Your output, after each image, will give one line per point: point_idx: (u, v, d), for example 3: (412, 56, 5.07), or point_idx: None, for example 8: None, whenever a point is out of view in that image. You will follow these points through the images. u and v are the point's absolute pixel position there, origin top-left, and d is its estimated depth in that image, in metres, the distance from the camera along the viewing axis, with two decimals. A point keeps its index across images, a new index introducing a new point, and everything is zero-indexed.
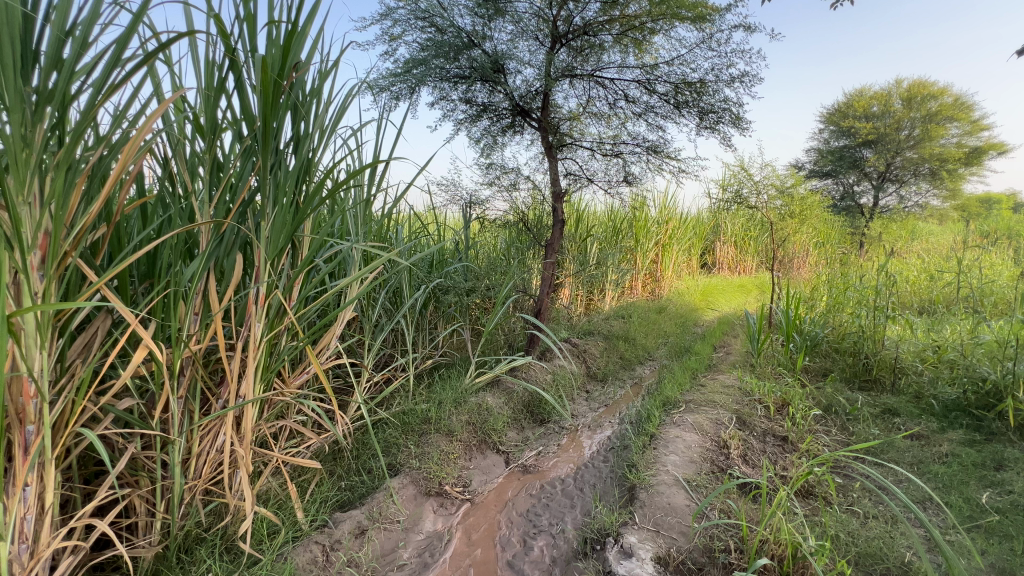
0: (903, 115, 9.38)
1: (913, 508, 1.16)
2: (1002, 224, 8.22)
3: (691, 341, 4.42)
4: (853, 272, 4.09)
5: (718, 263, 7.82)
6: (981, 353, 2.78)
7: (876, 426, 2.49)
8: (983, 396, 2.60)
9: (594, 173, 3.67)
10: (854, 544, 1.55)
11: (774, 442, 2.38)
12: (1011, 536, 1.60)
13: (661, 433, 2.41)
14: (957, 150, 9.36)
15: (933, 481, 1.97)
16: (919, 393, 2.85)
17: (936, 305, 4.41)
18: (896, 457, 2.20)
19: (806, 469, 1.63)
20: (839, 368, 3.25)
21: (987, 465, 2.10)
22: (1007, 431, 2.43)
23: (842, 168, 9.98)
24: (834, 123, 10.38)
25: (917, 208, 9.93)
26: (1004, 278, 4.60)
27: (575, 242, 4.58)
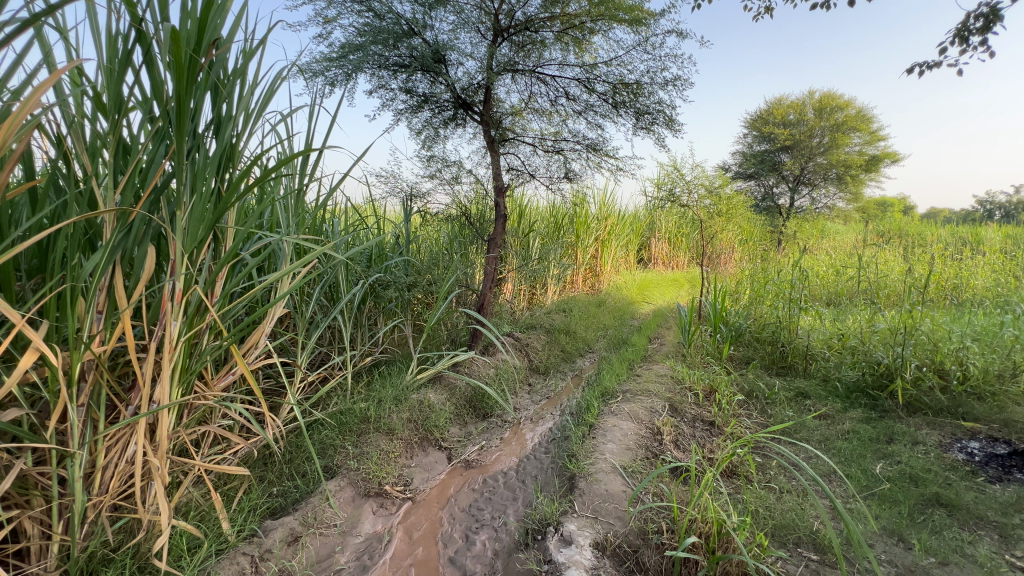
0: (815, 124, 10.24)
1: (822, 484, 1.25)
2: (893, 224, 9.25)
3: (628, 332, 4.60)
4: (772, 267, 4.42)
5: (653, 258, 8.19)
6: (877, 340, 3.11)
7: (790, 408, 2.72)
8: (878, 377, 2.92)
9: (535, 168, 3.70)
10: (771, 518, 1.68)
11: (703, 427, 2.53)
12: (900, 501, 1.81)
13: (600, 422, 2.50)
14: (860, 157, 10.37)
15: (837, 455, 2.19)
16: (827, 376, 3.14)
17: (841, 297, 4.87)
18: (807, 436, 2.41)
19: (730, 451, 1.75)
20: (759, 356, 3.52)
21: (881, 439, 2.36)
22: (896, 409, 2.75)
23: (763, 171, 10.78)
24: (756, 129, 11.18)
25: (826, 209, 10.93)
26: (896, 272, 5.18)
27: (517, 237, 4.61)
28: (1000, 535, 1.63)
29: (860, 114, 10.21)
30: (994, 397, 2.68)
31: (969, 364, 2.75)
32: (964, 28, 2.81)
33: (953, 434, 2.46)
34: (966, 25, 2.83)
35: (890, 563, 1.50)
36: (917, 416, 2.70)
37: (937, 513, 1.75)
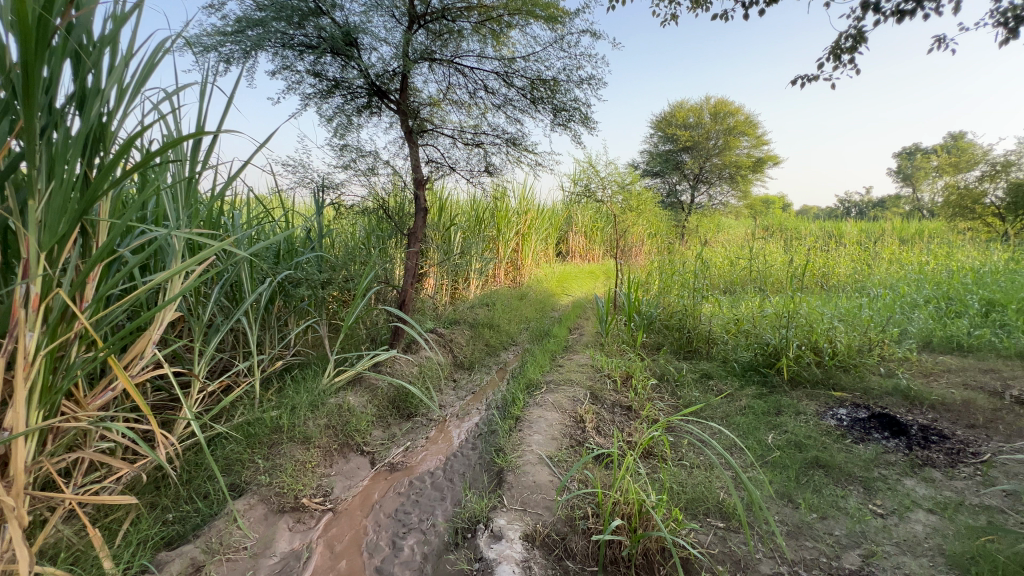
0: (711, 127, 11.20)
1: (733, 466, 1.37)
2: (775, 220, 10.41)
3: (549, 324, 4.72)
4: (678, 259, 4.77)
5: (571, 251, 8.48)
6: (766, 323, 3.48)
7: (696, 389, 2.96)
8: (767, 357, 3.26)
9: (455, 161, 3.64)
10: (684, 492, 1.81)
11: (621, 412, 2.66)
12: (787, 465, 2.04)
13: (525, 415, 2.54)
14: (748, 159, 11.50)
15: (736, 429, 2.42)
16: (726, 358, 3.46)
17: (736, 285, 5.39)
18: (711, 414, 2.64)
19: (648, 435, 1.86)
20: (668, 342, 3.78)
21: (771, 412, 2.64)
22: (782, 384, 3.10)
23: (667, 169, 11.59)
24: (660, 130, 11.98)
25: (721, 206, 12.02)
26: (779, 262, 5.83)
27: (438, 231, 4.53)
28: (864, 487, 1.90)
29: (748, 120, 11.30)
30: (856, 369, 3.12)
31: (837, 342, 3.18)
32: (836, 47, 3.19)
33: (826, 403, 2.82)
34: (838, 45, 3.22)
35: (782, 522, 1.69)
36: (799, 389, 3.06)
37: (817, 473, 2.00)
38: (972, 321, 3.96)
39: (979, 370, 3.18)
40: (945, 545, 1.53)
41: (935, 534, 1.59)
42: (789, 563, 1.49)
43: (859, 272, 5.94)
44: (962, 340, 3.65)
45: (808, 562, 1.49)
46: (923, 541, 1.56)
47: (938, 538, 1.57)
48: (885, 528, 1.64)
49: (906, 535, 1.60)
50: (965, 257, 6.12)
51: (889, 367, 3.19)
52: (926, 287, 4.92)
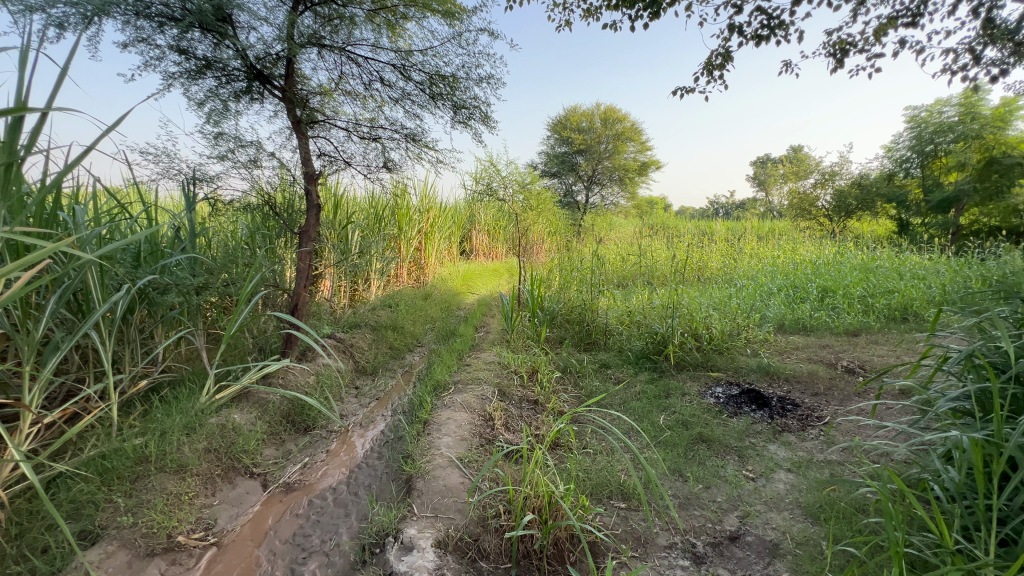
0: (601, 132, 11.94)
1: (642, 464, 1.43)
2: (659, 219, 11.41)
3: (455, 323, 4.69)
4: (576, 256, 5.00)
5: (475, 249, 8.50)
6: (654, 314, 3.79)
7: (596, 379, 3.13)
8: (657, 345, 3.56)
9: (351, 155, 3.43)
10: (589, 479, 1.90)
11: (528, 406, 2.72)
12: (677, 443, 2.25)
13: (433, 417, 2.48)
14: (635, 162, 12.46)
15: (633, 414, 2.60)
16: (621, 348, 3.71)
17: (628, 279, 5.81)
18: (611, 402, 2.80)
19: (555, 428, 1.92)
20: (570, 335, 3.95)
21: (661, 395, 2.89)
22: (670, 368, 3.40)
23: (564, 170, 12.14)
24: (556, 133, 12.50)
25: (612, 206, 12.89)
26: (664, 257, 6.39)
27: (334, 229, 4.25)
28: (739, 456, 2.15)
29: (633, 127, 12.20)
30: (728, 351, 3.54)
31: (713, 328, 3.57)
32: (708, 64, 3.56)
33: (706, 383, 3.16)
34: (709, 61, 3.59)
35: (674, 496, 1.84)
36: (683, 371, 3.39)
37: (701, 448, 2.22)
38: (813, 305, 4.70)
39: (819, 346, 3.79)
40: (801, 498, 1.78)
41: (793, 490, 1.85)
42: (681, 533, 1.63)
43: (727, 265, 6.74)
44: (806, 321, 4.32)
45: (697, 529, 1.65)
46: (785, 498, 1.80)
47: (796, 492, 1.83)
48: (756, 490, 1.87)
49: (772, 493, 1.84)
50: (805, 251, 7.26)
51: (754, 348, 3.66)
52: (778, 277, 5.74)
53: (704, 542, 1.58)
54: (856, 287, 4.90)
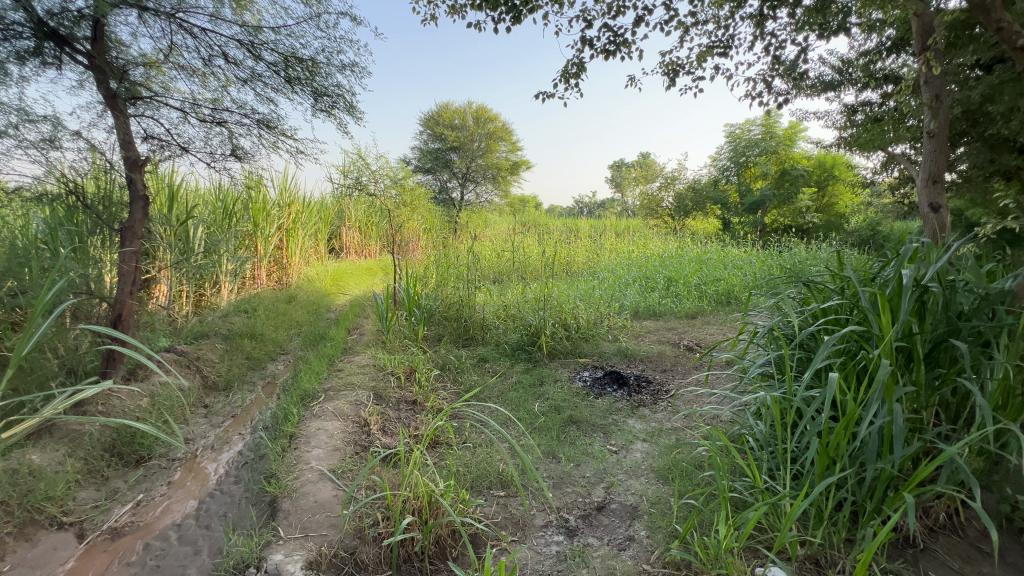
0: (474, 131, 12.10)
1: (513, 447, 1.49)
2: (531, 217, 11.97)
3: (325, 326, 4.36)
4: (452, 252, 5.00)
5: (344, 246, 8.01)
6: (528, 307, 3.98)
7: (475, 373, 3.18)
8: (531, 336, 3.74)
9: (189, 140, 2.98)
10: (469, 472, 1.92)
11: (406, 407, 2.65)
12: (550, 427, 2.39)
13: (301, 430, 2.28)
14: (507, 162, 12.84)
15: (510, 404, 2.70)
16: (498, 341, 3.81)
17: (503, 275, 5.99)
18: (489, 395, 2.87)
19: (433, 426, 1.90)
20: (448, 332, 3.94)
21: (536, 383, 3.04)
22: (543, 358, 3.60)
23: (438, 167, 12.08)
24: (429, 128, 12.33)
25: (487, 204, 13.15)
26: (535, 253, 6.72)
27: (169, 225, 3.65)
28: (604, 432, 2.37)
29: (504, 127, 12.54)
30: (593, 338, 3.87)
31: (580, 317, 3.87)
32: (564, 73, 3.81)
33: (575, 368, 3.41)
34: (565, 71, 3.84)
35: (549, 477, 1.96)
36: (556, 360, 3.61)
37: (571, 429, 2.40)
38: (661, 293, 5.36)
39: (666, 329, 4.34)
40: (653, 463, 2.02)
41: (648, 457, 2.10)
42: (556, 511, 1.74)
43: (592, 260, 7.34)
44: (655, 307, 4.90)
45: (570, 504, 1.77)
46: (641, 464, 2.03)
47: (649, 458, 2.07)
48: (618, 461, 2.08)
49: (631, 462, 2.06)
50: (654, 246, 8.24)
51: (615, 334, 4.06)
52: (633, 270, 6.43)
53: (576, 516, 1.71)
54: (693, 277, 5.71)
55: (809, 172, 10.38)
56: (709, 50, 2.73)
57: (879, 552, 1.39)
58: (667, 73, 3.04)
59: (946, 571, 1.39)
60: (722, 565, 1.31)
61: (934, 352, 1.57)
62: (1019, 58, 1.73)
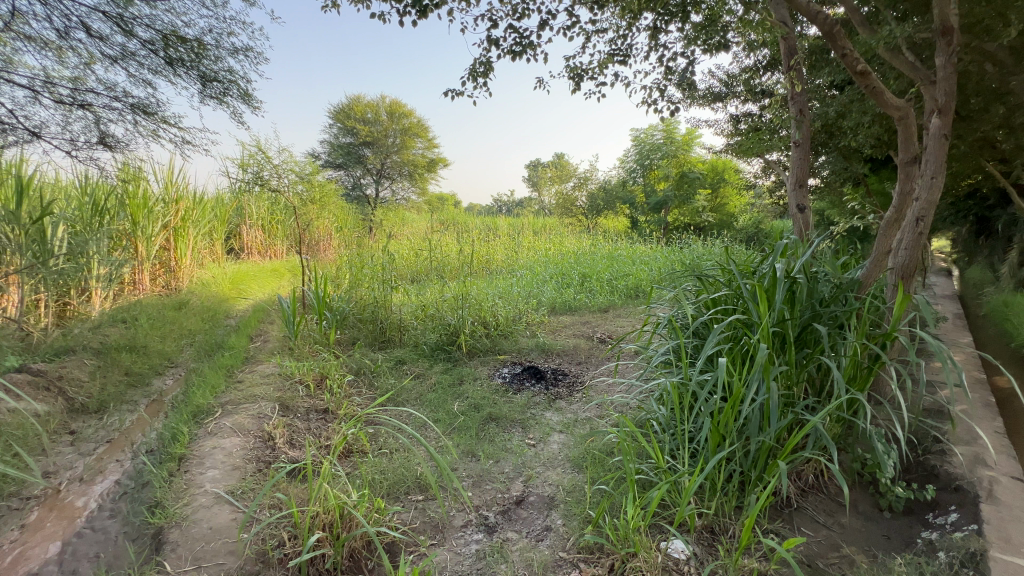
0: (388, 126, 11.71)
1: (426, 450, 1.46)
2: (450, 214, 11.86)
3: (223, 334, 3.97)
4: (365, 251, 4.79)
5: (246, 247, 7.33)
6: (446, 306, 3.94)
7: (391, 376, 3.08)
8: (450, 336, 3.71)
9: (42, 125, 2.56)
10: (385, 479, 1.86)
11: (317, 417, 2.50)
12: (470, 426, 2.38)
13: (193, 451, 2.06)
14: (423, 159, 12.54)
15: (429, 406, 2.66)
16: (417, 342, 3.73)
17: (421, 274, 5.85)
18: (406, 397, 2.80)
19: (343, 434, 1.80)
20: (363, 336, 3.78)
21: (455, 383, 3.02)
22: (462, 356, 3.58)
23: (350, 162, 11.54)
24: (339, 121, 11.71)
25: (404, 201, 12.79)
26: (454, 252, 6.67)
27: (18, 223, 3.10)
28: (522, 427, 2.41)
29: (420, 123, 12.25)
30: (512, 334, 3.93)
31: (498, 315, 3.93)
32: (471, 73, 3.78)
33: (495, 366, 3.44)
34: (472, 70, 3.81)
35: (468, 476, 1.96)
36: (475, 358, 3.60)
37: (490, 426, 2.41)
38: (576, 289, 5.58)
39: (581, 323, 4.52)
40: (569, 452, 2.10)
41: (564, 447, 2.17)
42: (475, 509, 1.74)
43: (510, 257, 7.44)
44: (571, 303, 5.09)
45: (489, 501, 1.79)
46: (558, 455, 2.10)
47: (565, 449, 2.15)
48: (535, 454, 2.13)
49: (548, 454, 2.11)
50: (569, 243, 8.55)
51: (533, 330, 4.16)
52: (549, 267, 6.62)
53: (495, 512, 1.73)
54: (605, 272, 6.01)
55: (704, 175, 11.38)
56: (609, 58, 2.86)
57: (763, 516, 1.57)
58: (572, 78, 3.16)
59: (815, 525, 1.61)
60: (631, 544, 1.39)
61: (801, 335, 1.80)
62: (859, 81, 2.01)
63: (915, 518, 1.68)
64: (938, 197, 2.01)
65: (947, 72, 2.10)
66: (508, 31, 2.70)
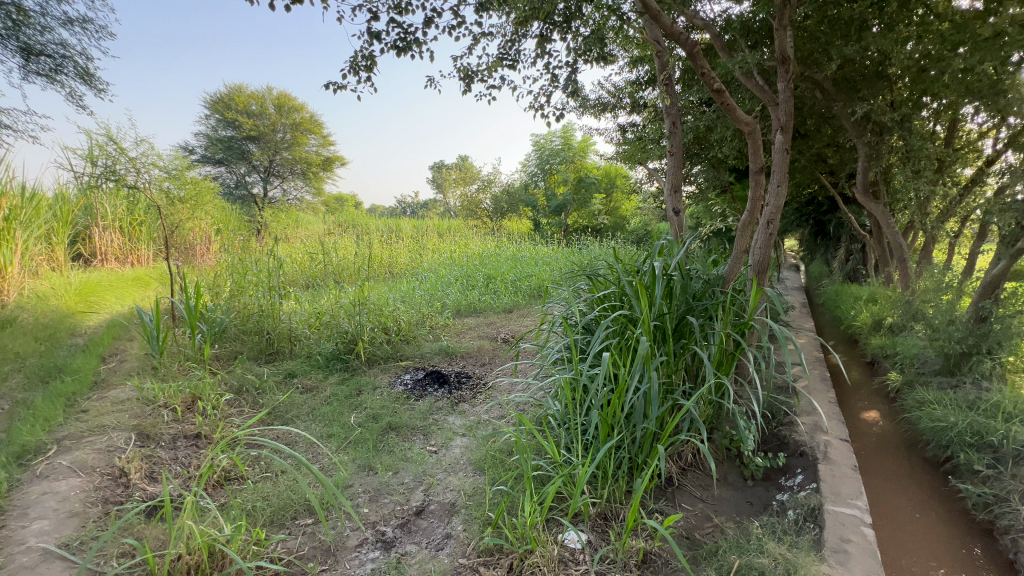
0: (276, 119, 10.79)
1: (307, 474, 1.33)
2: (349, 216, 11.27)
3: (64, 356, 3.33)
4: (248, 254, 4.34)
5: (98, 253, 6.06)
6: (343, 313, 3.73)
7: (279, 392, 2.82)
8: (347, 344, 3.50)
9: None
10: (268, 506, 1.69)
11: (186, 444, 2.20)
12: (368, 438, 2.26)
13: (15, 500, 1.70)
14: (318, 157, 11.71)
15: (322, 420, 2.48)
16: (310, 352, 3.48)
17: (315, 279, 5.46)
18: (296, 413, 2.59)
19: (210, 462, 1.60)
20: (247, 349, 3.41)
21: (353, 394, 2.85)
22: (361, 365, 3.39)
23: (232, 158, 10.42)
24: (217, 111, 10.54)
25: (297, 201, 11.87)
26: (353, 255, 6.33)
27: None
28: (424, 434, 2.35)
29: (313, 118, 11.44)
30: (414, 339, 3.83)
31: (400, 320, 3.81)
32: None
33: (396, 373, 3.31)
34: None
35: (364, 491, 1.85)
36: (375, 366, 3.44)
37: (390, 436, 2.31)
38: (481, 290, 5.61)
39: (485, 325, 4.54)
40: (471, 456, 2.08)
41: (467, 451, 2.15)
42: (372, 526, 1.65)
43: (414, 260, 7.25)
44: (476, 305, 5.09)
45: (386, 515, 1.70)
46: (460, 459, 2.08)
47: (467, 452, 2.13)
48: (437, 460, 2.08)
49: (450, 460, 2.08)
50: (474, 245, 8.57)
51: (436, 333, 4.09)
52: (455, 269, 6.57)
53: (393, 526, 1.65)
54: (509, 274, 6.10)
55: (599, 181, 12.12)
56: (498, 61, 2.90)
57: (648, 497, 1.69)
58: (463, 78, 3.15)
59: (693, 499, 1.77)
60: (528, 541, 1.41)
61: (678, 326, 1.98)
62: (716, 98, 2.26)
63: (772, 483, 1.93)
64: (783, 203, 2.33)
65: (787, 95, 2.44)
66: (392, 25, 2.62)
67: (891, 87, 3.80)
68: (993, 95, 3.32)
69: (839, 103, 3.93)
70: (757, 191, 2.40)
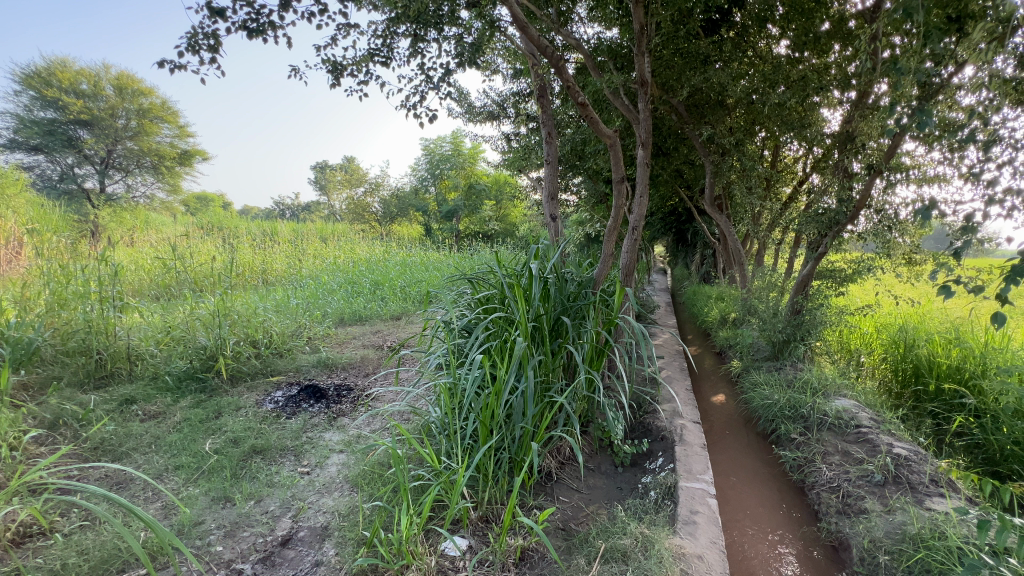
0: (116, 103, 9.20)
1: (129, 532, 1.09)
2: (214, 218, 10.01)
3: None
4: (68, 256, 3.55)
5: None
6: (199, 325, 3.29)
7: (111, 422, 2.37)
8: (204, 361, 3.08)
9: None
10: (84, 563, 1.41)
11: None
12: (226, 466, 2.00)
13: None
14: (173, 150, 10.20)
15: (168, 451, 2.14)
16: (156, 373, 2.99)
17: (166, 289, 4.72)
18: (134, 444, 2.20)
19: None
20: (69, 373, 2.78)
21: (210, 417, 2.50)
22: (223, 384, 3.01)
23: (54, 145, 8.63)
24: (33, 88, 8.67)
25: (145, 199, 10.20)
26: (217, 262, 5.63)
27: None
28: (295, 455, 2.15)
29: (166, 105, 9.95)
30: (287, 352, 3.50)
31: (271, 332, 3.48)
32: None
33: (266, 390, 2.99)
34: None
35: (219, 527, 1.63)
36: (239, 384, 3.08)
37: (254, 461, 2.08)
38: (367, 297, 5.35)
39: (371, 333, 4.33)
40: (348, 473, 1.95)
41: (343, 469, 2.01)
42: (227, 565, 1.46)
43: (292, 265, 6.67)
44: (360, 312, 4.83)
45: (245, 551, 1.52)
46: (336, 478, 1.93)
47: (344, 469, 1.99)
48: (309, 482, 1.91)
49: (324, 480, 1.92)
50: (362, 251, 8.16)
51: (315, 344, 3.79)
52: (338, 275, 6.19)
53: (253, 562, 1.47)
54: (398, 280, 5.91)
55: (489, 188, 12.38)
56: (369, 57, 2.77)
57: (528, 494, 1.74)
58: (332, 71, 2.95)
59: (569, 492, 1.86)
60: (404, 556, 1.35)
61: (554, 327, 2.08)
62: (581, 111, 2.42)
63: (638, 467, 2.11)
64: (645, 212, 2.56)
65: (646, 115, 2.69)
66: (241, 3, 2.36)
67: (729, 115, 4.43)
68: (801, 127, 4.00)
69: (690, 126, 4.48)
70: (621, 199, 2.61)
